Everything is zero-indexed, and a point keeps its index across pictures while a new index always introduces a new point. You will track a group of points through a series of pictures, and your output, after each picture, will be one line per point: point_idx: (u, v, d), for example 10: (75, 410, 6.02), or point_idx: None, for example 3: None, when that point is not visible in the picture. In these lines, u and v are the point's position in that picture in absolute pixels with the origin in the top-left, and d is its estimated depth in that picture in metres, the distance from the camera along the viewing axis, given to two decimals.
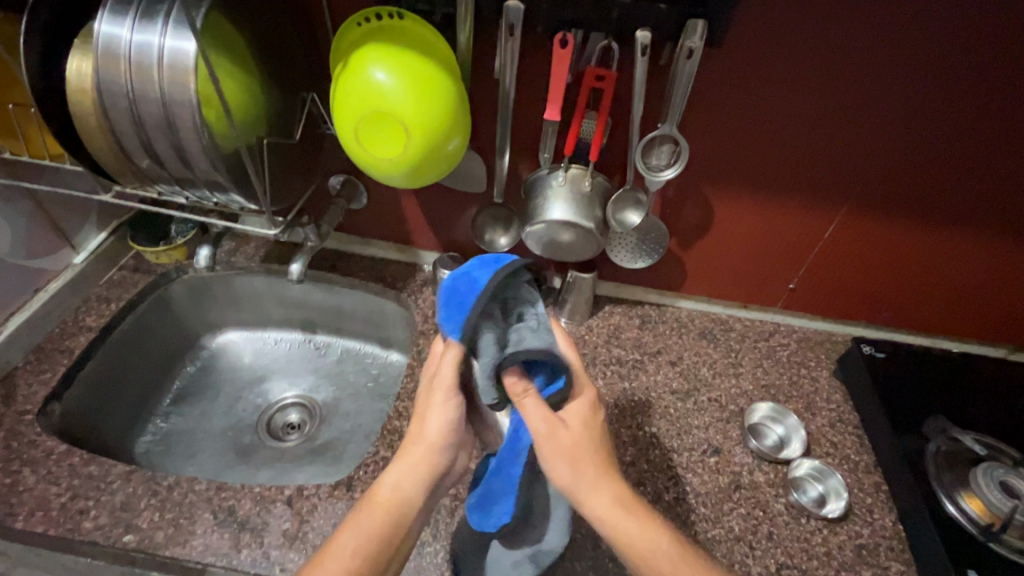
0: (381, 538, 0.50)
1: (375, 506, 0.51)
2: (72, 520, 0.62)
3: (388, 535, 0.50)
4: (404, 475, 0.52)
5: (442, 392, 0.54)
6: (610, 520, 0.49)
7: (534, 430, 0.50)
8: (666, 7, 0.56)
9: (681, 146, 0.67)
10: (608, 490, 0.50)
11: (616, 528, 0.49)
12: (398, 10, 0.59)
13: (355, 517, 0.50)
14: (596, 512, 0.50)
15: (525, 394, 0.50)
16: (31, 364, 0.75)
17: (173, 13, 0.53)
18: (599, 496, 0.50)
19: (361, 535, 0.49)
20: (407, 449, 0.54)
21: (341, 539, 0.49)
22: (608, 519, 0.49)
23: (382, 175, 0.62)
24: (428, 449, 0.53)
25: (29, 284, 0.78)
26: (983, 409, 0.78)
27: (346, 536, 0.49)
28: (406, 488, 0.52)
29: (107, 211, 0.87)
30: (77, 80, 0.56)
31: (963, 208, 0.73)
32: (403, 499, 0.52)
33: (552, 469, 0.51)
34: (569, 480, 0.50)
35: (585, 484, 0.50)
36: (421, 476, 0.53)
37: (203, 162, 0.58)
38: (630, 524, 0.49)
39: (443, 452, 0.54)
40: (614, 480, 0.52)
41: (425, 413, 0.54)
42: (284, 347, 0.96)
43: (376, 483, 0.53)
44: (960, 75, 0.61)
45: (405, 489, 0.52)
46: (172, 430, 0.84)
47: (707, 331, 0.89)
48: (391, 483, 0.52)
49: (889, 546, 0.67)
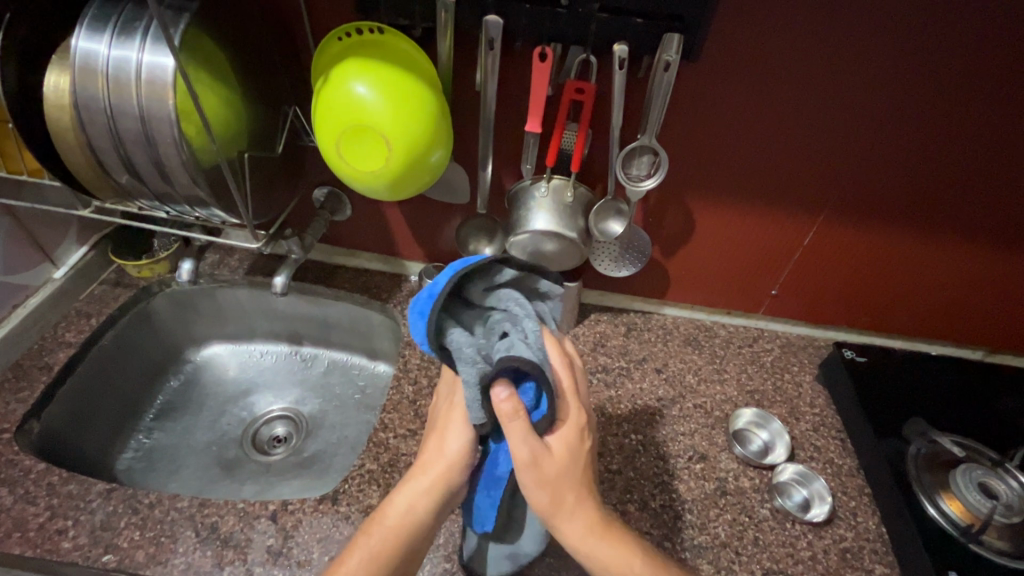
0: (388, 560, 0.50)
1: (385, 527, 0.51)
2: (49, 541, 0.61)
3: (398, 555, 0.51)
4: (418, 495, 0.53)
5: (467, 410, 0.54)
6: (583, 547, 0.50)
7: (517, 458, 0.47)
8: (643, 21, 0.57)
9: (661, 157, 0.68)
10: (582, 514, 0.50)
11: (586, 552, 0.50)
12: (378, 25, 0.59)
13: (365, 536, 0.51)
14: (581, 525, 0.50)
15: (514, 416, 0.45)
16: (9, 382, 0.74)
17: (151, 30, 0.52)
18: (578, 522, 0.50)
19: (370, 553, 0.50)
20: (423, 465, 0.54)
21: (351, 556, 0.50)
22: (592, 534, 0.50)
23: (365, 188, 0.62)
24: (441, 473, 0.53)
25: (7, 300, 0.77)
26: (961, 412, 0.79)
27: (354, 555, 0.50)
28: (419, 510, 0.52)
29: (87, 225, 0.86)
30: (55, 96, 0.56)
31: (937, 214, 0.74)
32: (412, 521, 0.52)
33: (530, 493, 0.49)
34: (547, 507, 0.49)
35: (562, 510, 0.49)
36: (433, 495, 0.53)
37: (183, 177, 0.58)
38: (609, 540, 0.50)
39: (457, 473, 0.54)
40: (590, 504, 0.51)
41: (446, 429, 0.54)
42: (270, 360, 0.95)
43: (386, 502, 0.53)
44: (931, 86, 0.62)
45: (417, 510, 0.52)
46: (155, 445, 0.83)
47: (692, 338, 0.90)
48: (401, 505, 0.52)
49: (872, 549, 0.68)
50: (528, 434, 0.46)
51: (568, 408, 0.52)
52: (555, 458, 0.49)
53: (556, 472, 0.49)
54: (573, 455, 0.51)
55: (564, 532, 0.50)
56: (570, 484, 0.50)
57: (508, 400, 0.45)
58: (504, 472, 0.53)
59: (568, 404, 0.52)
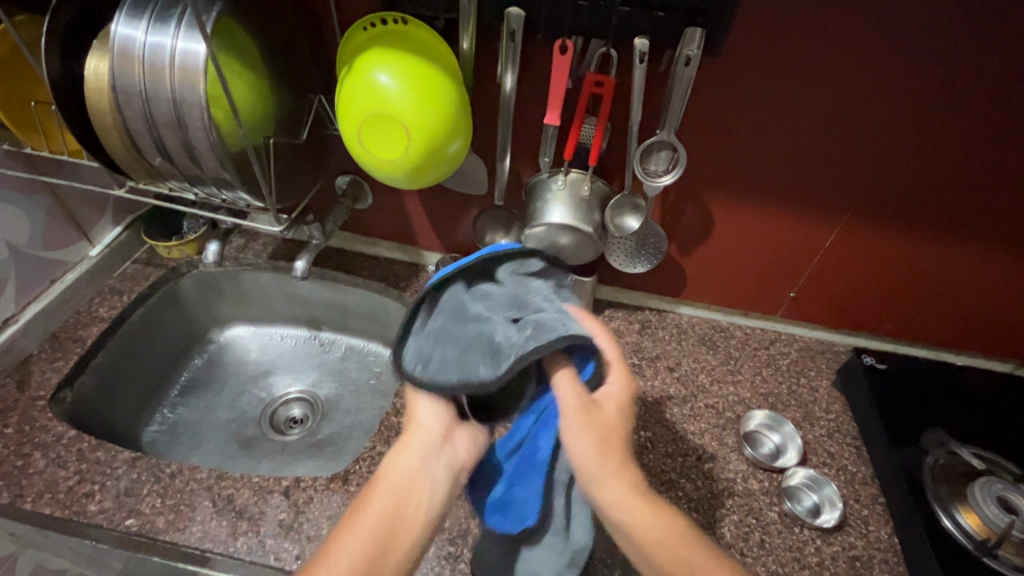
0: (384, 537, 0.45)
1: (375, 505, 0.46)
2: (78, 503, 0.64)
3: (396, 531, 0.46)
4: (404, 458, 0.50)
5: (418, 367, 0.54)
6: (626, 508, 0.47)
7: (565, 405, 0.48)
8: (664, 15, 0.57)
9: (679, 153, 0.68)
10: (627, 476, 0.48)
11: (629, 518, 0.46)
12: (403, 16, 0.60)
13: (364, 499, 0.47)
14: (611, 498, 0.47)
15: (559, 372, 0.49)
16: (46, 352, 0.78)
17: (185, 17, 0.55)
18: (623, 484, 0.47)
19: (371, 519, 0.45)
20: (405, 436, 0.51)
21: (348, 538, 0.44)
22: (624, 505, 0.47)
23: (384, 174, 0.63)
24: (427, 426, 0.51)
25: (47, 275, 0.81)
26: (985, 426, 0.77)
27: (351, 529, 0.45)
28: (411, 474, 0.49)
29: (123, 206, 0.90)
30: (94, 79, 0.58)
31: (967, 221, 0.72)
32: (406, 488, 0.48)
33: (572, 445, 0.48)
34: (592, 461, 0.47)
35: (605, 467, 0.47)
36: (427, 443, 0.50)
37: (211, 160, 0.60)
38: (644, 512, 0.47)
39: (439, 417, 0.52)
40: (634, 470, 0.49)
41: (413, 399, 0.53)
42: (290, 343, 0.98)
43: (384, 466, 0.49)
44: (963, 86, 0.60)
45: (410, 473, 0.49)
46: (179, 420, 0.86)
47: (706, 338, 0.89)
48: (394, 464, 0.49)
49: (884, 559, 0.66)
50: (573, 379, 0.49)
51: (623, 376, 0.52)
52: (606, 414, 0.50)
53: (607, 429, 0.49)
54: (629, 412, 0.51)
55: (604, 499, 0.47)
56: (620, 446, 0.49)
57: (563, 373, 0.49)
58: (540, 457, 0.54)
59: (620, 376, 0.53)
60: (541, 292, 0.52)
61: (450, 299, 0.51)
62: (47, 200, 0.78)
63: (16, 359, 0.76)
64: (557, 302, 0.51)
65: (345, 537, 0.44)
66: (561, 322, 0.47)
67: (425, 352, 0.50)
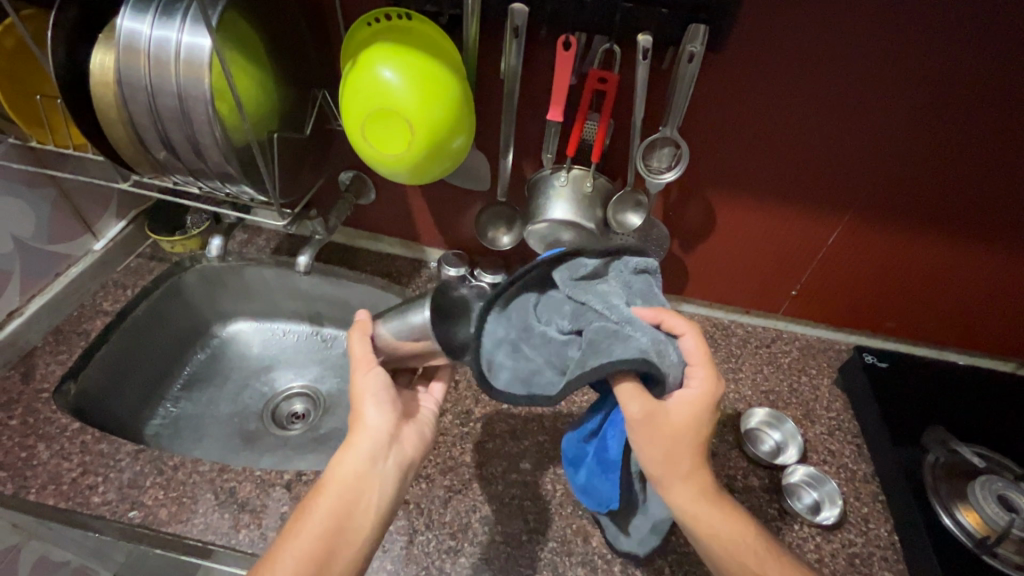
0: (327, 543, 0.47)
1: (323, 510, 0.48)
2: (81, 495, 0.65)
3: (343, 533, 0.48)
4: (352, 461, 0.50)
5: (362, 366, 0.56)
6: (693, 512, 0.49)
7: (630, 417, 0.46)
8: (668, 11, 0.57)
9: (682, 150, 0.68)
10: (693, 481, 0.49)
11: (696, 519, 0.49)
12: (407, 11, 0.61)
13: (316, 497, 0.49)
14: (676, 501, 0.49)
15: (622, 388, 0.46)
16: (50, 345, 0.79)
17: (191, 11, 0.55)
18: (689, 490, 0.49)
19: (321, 520, 0.48)
20: (350, 438, 0.52)
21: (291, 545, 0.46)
22: (691, 509, 0.49)
23: (388, 170, 0.64)
24: (373, 427, 0.52)
25: (51, 268, 0.81)
26: (986, 425, 0.77)
27: (300, 531, 0.47)
28: (360, 475, 0.50)
29: (127, 200, 0.90)
30: (100, 73, 0.59)
31: (971, 219, 0.72)
32: (352, 491, 0.49)
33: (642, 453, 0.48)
34: (661, 468, 0.48)
35: (674, 473, 0.48)
36: (375, 444, 0.52)
37: (215, 155, 0.60)
38: (711, 515, 0.49)
39: (384, 416, 0.54)
40: (704, 472, 0.49)
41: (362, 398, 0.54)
42: (293, 338, 0.98)
43: (331, 467, 0.50)
44: (965, 85, 0.61)
45: (356, 475, 0.50)
46: (181, 414, 0.87)
47: (708, 335, 0.89)
48: (343, 465, 0.50)
49: (883, 556, 0.66)
50: (640, 390, 0.46)
51: (705, 378, 0.48)
52: (677, 421, 0.47)
53: (679, 439, 0.47)
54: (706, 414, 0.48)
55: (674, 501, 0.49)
56: (690, 450, 0.48)
57: (627, 387, 0.46)
58: (610, 456, 0.56)
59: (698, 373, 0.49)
60: (605, 296, 0.50)
61: (520, 309, 0.52)
62: (51, 193, 0.78)
63: (20, 351, 0.77)
64: (619, 309, 0.48)
65: (294, 537, 0.47)
66: (623, 332, 0.46)
67: (500, 363, 0.50)
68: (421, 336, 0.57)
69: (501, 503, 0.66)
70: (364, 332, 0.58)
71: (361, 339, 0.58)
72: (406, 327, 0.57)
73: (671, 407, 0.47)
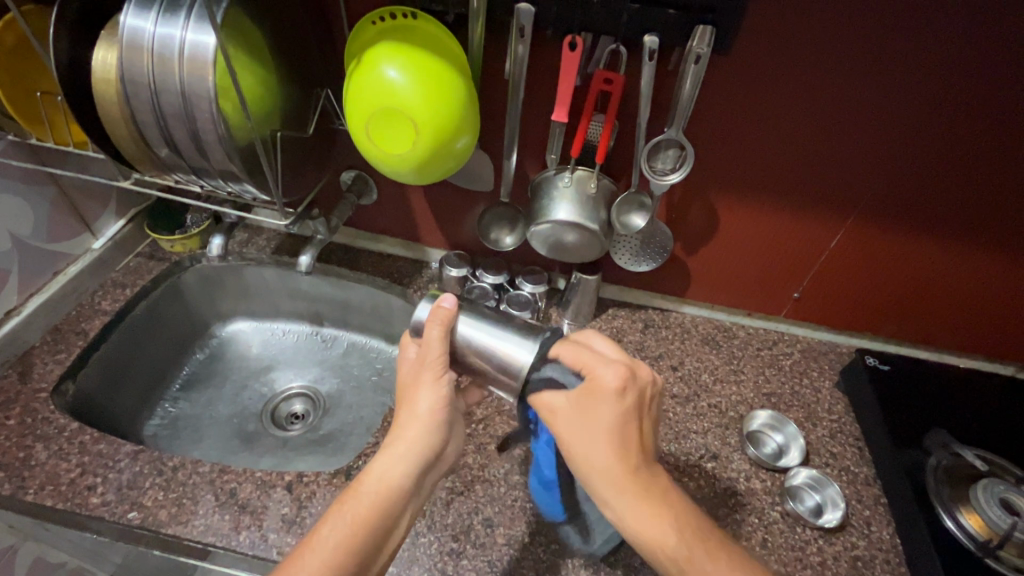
0: (352, 550, 0.46)
1: (349, 519, 0.47)
2: (79, 496, 0.64)
3: (369, 546, 0.47)
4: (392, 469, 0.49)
5: (431, 370, 0.53)
6: (623, 499, 0.45)
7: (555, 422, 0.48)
8: (675, 13, 0.57)
9: (687, 151, 0.68)
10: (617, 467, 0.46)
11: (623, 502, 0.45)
12: (412, 10, 0.61)
13: (340, 507, 0.48)
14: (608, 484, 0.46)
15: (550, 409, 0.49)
16: (48, 344, 0.78)
17: (195, 8, 0.54)
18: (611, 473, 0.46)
19: (343, 532, 0.47)
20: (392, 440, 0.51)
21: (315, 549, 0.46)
22: (624, 491, 0.45)
23: (392, 170, 0.63)
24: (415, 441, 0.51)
25: (49, 267, 0.80)
26: (986, 427, 0.77)
27: (323, 540, 0.46)
28: (393, 485, 0.49)
29: (126, 199, 0.90)
30: (102, 70, 0.58)
31: (969, 223, 0.73)
32: (382, 506, 0.48)
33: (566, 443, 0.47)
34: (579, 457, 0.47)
35: (595, 463, 0.46)
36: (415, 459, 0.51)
37: (218, 153, 0.60)
38: (638, 499, 0.45)
39: (428, 433, 0.52)
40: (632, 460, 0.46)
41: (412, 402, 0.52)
42: (292, 338, 0.98)
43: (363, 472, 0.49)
44: (966, 87, 0.61)
45: (392, 488, 0.49)
46: (180, 414, 0.86)
47: (710, 337, 0.89)
48: (376, 479, 0.49)
49: (885, 559, 0.66)
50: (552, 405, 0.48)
51: (603, 368, 0.47)
52: (593, 414, 0.46)
53: (590, 428, 0.46)
54: (626, 400, 0.47)
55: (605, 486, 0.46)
56: (613, 443, 0.46)
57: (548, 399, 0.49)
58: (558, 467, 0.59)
59: (604, 360, 0.48)
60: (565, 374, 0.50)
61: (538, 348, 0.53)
62: (50, 191, 0.78)
63: (18, 350, 0.76)
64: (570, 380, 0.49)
65: (317, 546, 0.46)
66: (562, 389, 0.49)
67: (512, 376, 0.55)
68: (503, 367, 0.52)
69: (503, 506, 0.66)
70: (444, 326, 0.54)
71: (439, 335, 0.53)
72: (492, 350, 0.52)
73: (587, 408, 0.47)
